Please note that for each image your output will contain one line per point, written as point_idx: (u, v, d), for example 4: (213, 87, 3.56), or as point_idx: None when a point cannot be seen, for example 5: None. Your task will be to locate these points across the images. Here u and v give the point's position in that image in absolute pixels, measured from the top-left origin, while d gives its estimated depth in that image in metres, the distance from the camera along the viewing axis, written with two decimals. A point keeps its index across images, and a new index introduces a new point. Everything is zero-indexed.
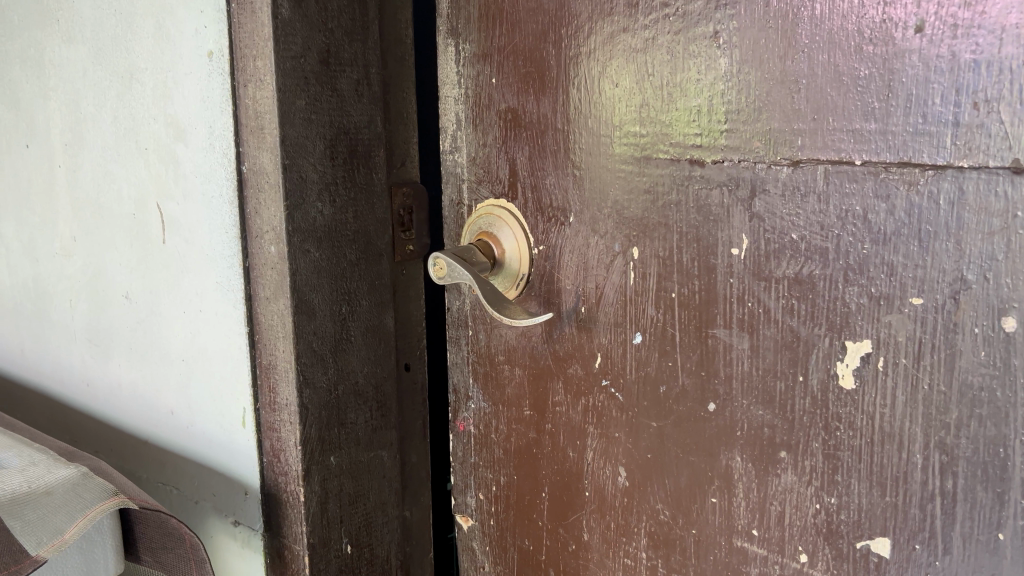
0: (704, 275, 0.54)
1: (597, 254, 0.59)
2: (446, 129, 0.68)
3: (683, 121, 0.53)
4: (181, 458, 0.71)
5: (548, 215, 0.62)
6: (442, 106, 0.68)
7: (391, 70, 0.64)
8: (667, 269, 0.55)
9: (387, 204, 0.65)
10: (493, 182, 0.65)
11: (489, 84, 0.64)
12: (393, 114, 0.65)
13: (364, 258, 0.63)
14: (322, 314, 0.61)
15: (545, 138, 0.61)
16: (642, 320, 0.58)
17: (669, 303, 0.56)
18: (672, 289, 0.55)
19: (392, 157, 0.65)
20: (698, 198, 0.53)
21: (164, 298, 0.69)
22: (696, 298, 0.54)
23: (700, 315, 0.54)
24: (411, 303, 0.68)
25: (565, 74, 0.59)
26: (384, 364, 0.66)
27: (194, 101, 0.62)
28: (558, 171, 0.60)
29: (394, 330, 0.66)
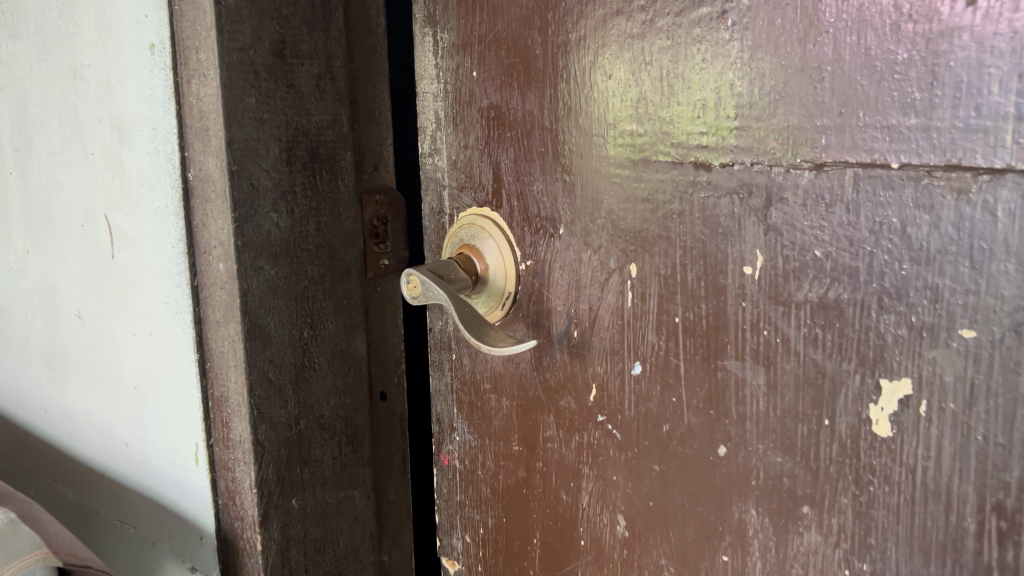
0: (712, 296, 0.46)
1: (592, 270, 0.52)
2: (425, 129, 0.61)
3: (686, 117, 0.45)
4: (135, 494, 0.64)
5: (536, 226, 0.54)
6: (419, 103, 0.61)
7: (360, 65, 0.57)
8: (669, 290, 0.48)
9: (357, 214, 0.57)
10: (475, 189, 0.58)
11: (470, 77, 0.56)
12: (363, 113, 0.57)
13: (329, 275, 0.55)
14: (280, 340, 0.53)
15: (532, 139, 0.53)
16: (642, 348, 0.50)
17: (673, 328, 0.48)
18: (676, 313, 0.48)
19: (363, 162, 0.57)
20: (705, 207, 0.45)
21: (115, 319, 0.62)
22: (703, 324, 0.46)
23: (707, 344, 0.46)
24: (388, 324, 0.60)
25: (553, 66, 0.51)
26: (355, 394, 0.58)
27: (137, 101, 0.55)
28: (546, 177, 0.53)
29: (366, 354, 0.59)
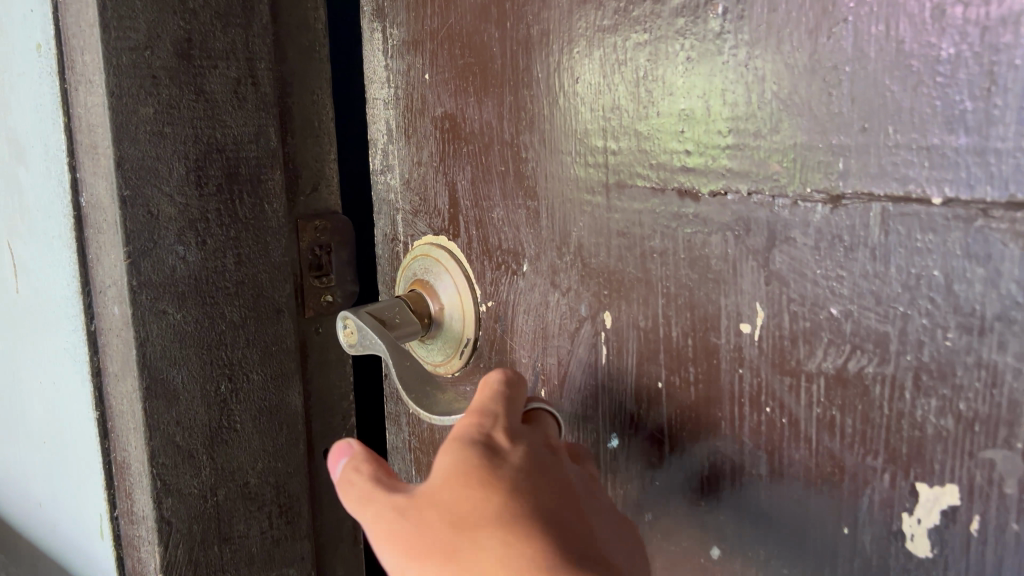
0: (701, 358, 0.36)
1: (559, 317, 0.42)
2: (376, 143, 0.52)
3: (667, 131, 0.35)
4: (79, 534, 0.61)
5: (496, 260, 0.44)
6: (370, 111, 0.52)
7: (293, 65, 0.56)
8: (649, 348, 0.38)
9: (279, 226, 0.55)
10: (430, 214, 0.48)
11: (422, 82, 0.47)
12: (299, 128, 0.58)
13: (238, 317, 0.54)
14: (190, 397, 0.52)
15: (490, 155, 0.44)
16: (619, 415, 0.41)
17: (655, 394, 0.39)
18: (657, 377, 0.38)
19: (298, 175, 0.58)
20: (691, 246, 0.35)
21: (45, 349, 0.58)
22: (690, 393, 0.37)
23: (696, 417, 0.37)
24: (319, 364, 0.61)
25: (512, 68, 0.42)
26: (266, 444, 0.57)
27: (54, 118, 0.51)
28: (506, 202, 0.43)
29: (278, 403, 0.57)
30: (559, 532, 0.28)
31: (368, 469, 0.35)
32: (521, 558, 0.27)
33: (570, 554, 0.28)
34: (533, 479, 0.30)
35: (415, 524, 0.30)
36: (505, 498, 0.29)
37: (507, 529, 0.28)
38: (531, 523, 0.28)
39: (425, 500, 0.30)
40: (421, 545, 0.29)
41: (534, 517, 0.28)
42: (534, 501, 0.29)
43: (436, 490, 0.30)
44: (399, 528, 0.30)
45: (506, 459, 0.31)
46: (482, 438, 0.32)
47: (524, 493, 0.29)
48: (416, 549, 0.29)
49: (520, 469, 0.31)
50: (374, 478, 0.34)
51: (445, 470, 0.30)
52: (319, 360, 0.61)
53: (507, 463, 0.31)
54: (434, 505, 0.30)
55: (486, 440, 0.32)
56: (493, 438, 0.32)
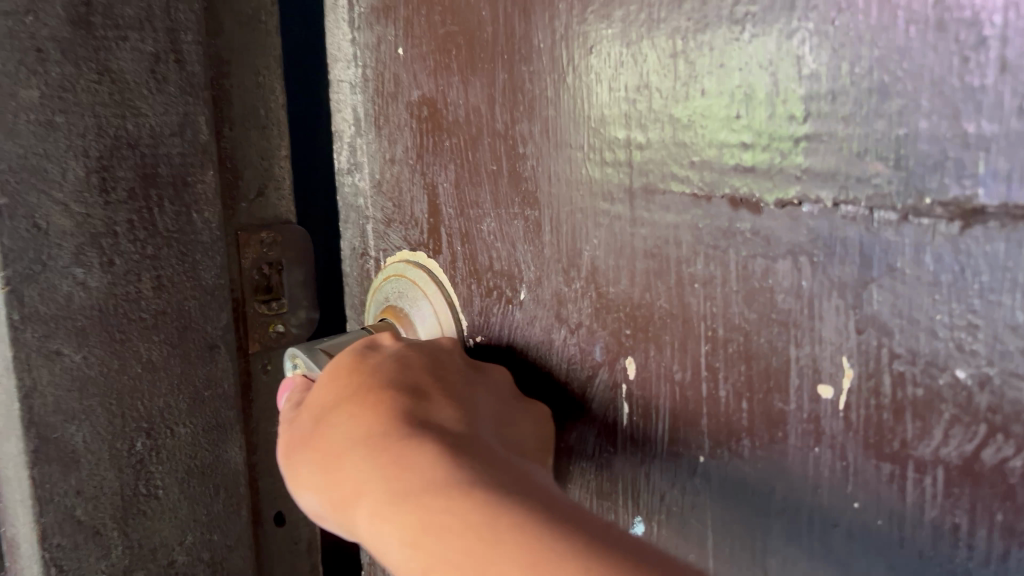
0: (760, 428, 0.26)
1: (563, 362, 0.32)
2: (340, 136, 0.41)
3: (715, 117, 0.26)
4: None
5: (487, 285, 0.33)
6: (332, 96, 0.41)
7: (234, 41, 0.56)
8: (686, 409, 0.28)
9: (210, 241, 0.54)
10: (405, 223, 0.37)
11: (388, 57, 0.36)
12: (240, 124, 0.57)
13: (157, 353, 0.52)
14: (91, 462, 0.50)
15: (477, 150, 0.32)
16: (646, 499, 0.30)
17: (694, 472, 0.29)
18: (695, 448, 0.28)
19: (240, 172, 0.57)
20: (749, 274, 0.26)
21: None
22: (741, 472, 0.27)
23: (747, 504, 0.27)
24: (270, 406, 0.62)
25: (508, 35, 0.30)
26: (192, 510, 0.56)
27: None
28: (500, 210, 0.32)
29: (212, 460, 0.57)
30: (421, 405, 0.28)
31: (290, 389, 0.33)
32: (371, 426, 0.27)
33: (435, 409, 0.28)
34: (408, 359, 0.31)
35: (291, 421, 0.31)
36: (373, 377, 0.29)
37: (365, 399, 0.28)
38: (387, 392, 0.28)
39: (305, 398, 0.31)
40: (291, 446, 0.29)
41: (394, 385, 0.29)
42: (401, 375, 0.29)
43: (314, 387, 0.31)
44: (285, 434, 0.30)
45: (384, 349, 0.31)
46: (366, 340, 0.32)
47: (385, 375, 0.29)
48: (288, 444, 0.30)
49: (388, 358, 0.31)
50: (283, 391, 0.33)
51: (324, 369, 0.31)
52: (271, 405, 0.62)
53: (385, 348, 0.31)
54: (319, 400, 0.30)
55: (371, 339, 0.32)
56: (379, 338, 0.33)
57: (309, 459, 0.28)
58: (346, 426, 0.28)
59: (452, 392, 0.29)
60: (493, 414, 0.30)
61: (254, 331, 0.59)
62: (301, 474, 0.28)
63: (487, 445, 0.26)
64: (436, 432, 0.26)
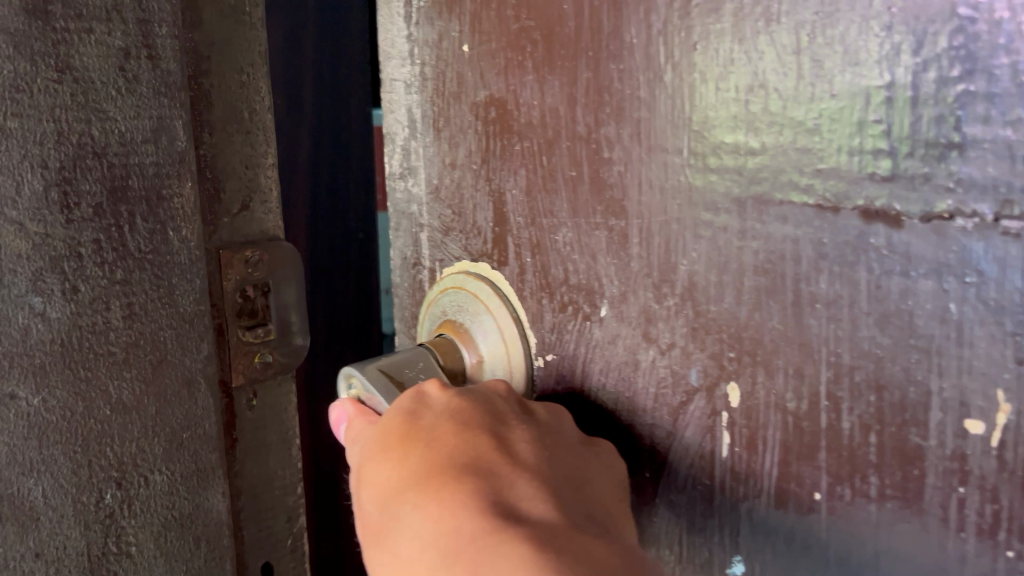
0: (890, 466, 0.24)
1: (652, 386, 0.28)
2: (395, 139, 0.38)
3: (846, 121, 0.24)
4: None
5: (560, 300, 0.29)
6: (385, 94, 0.38)
7: (214, 32, 0.47)
8: (800, 439, 0.26)
9: (190, 261, 0.39)
10: (466, 233, 0.35)
11: (446, 54, 0.33)
12: (225, 130, 0.49)
13: (131, 394, 0.38)
14: (58, 527, 0.36)
15: (554, 156, 0.29)
16: (744, 536, 0.28)
17: (806, 507, 0.26)
18: (809, 482, 0.26)
19: (220, 182, 0.48)
20: (881, 295, 0.24)
21: None
22: (868, 510, 0.25)
23: (873, 545, 0.25)
24: (254, 446, 0.51)
25: (594, 30, 0.28)
26: (172, 571, 0.40)
27: None
28: (579, 220, 0.28)
29: (193, 509, 0.41)
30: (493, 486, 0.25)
31: None
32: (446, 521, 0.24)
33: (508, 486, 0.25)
34: (461, 420, 0.28)
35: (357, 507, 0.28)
36: (428, 449, 0.27)
37: (430, 483, 0.26)
38: (453, 474, 0.26)
39: (356, 470, 0.28)
40: (364, 539, 0.27)
41: (459, 465, 0.26)
42: (460, 447, 0.27)
43: (362, 462, 0.28)
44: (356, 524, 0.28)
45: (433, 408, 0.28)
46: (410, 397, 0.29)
47: (445, 451, 0.27)
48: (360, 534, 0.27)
49: (442, 423, 0.28)
50: None
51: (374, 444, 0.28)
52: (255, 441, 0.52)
53: (434, 403, 0.29)
54: (379, 486, 0.27)
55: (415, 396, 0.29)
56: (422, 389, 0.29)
57: (384, 559, 0.26)
58: (416, 522, 0.25)
59: (518, 461, 0.27)
60: (566, 477, 0.27)
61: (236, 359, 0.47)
62: (377, 573, 0.26)
63: (573, 531, 0.24)
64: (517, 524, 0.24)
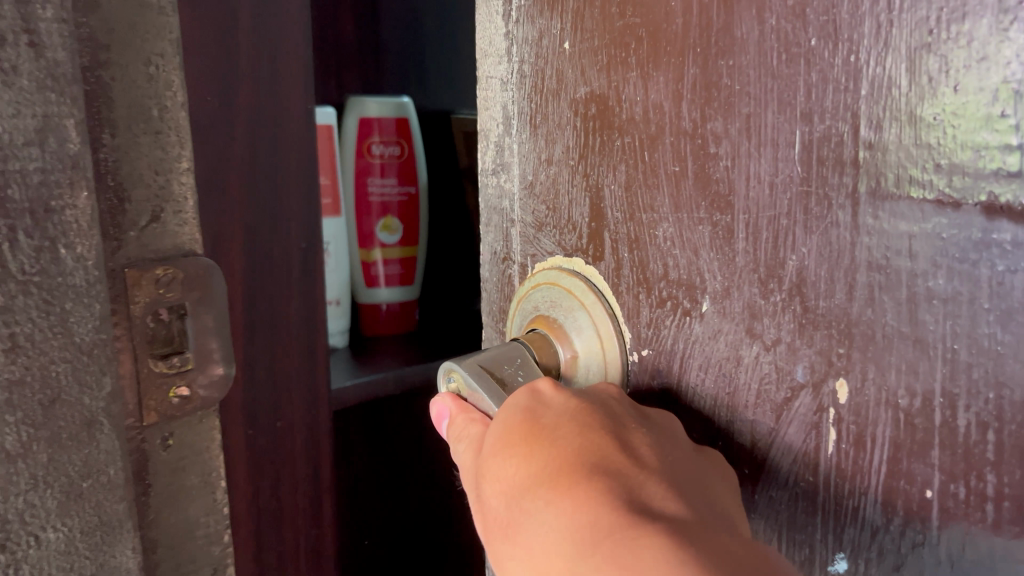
0: (1010, 463, 0.23)
1: (755, 383, 0.29)
2: (489, 134, 0.41)
3: (969, 114, 0.22)
4: None
5: (660, 295, 0.32)
6: (481, 93, 0.41)
7: (113, 20, 0.40)
8: (905, 438, 0.25)
9: (85, 284, 0.37)
10: (560, 228, 0.37)
11: (555, 52, 0.35)
12: (126, 129, 0.42)
13: (16, 440, 0.35)
14: None
15: (657, 151, 0.31)
16: (850, 531, 0.28)
17: (917, 508, 0.25)
18: (915, 481, 0.25)
19: (126, 192, 0.42)
20: (1008, 294, 0.22)
21: None
22: (982, 512, 0.24)
23: (987, 548, 0.24)
24: (172, 491, 0.46)
25: (702, 27, 0.28)
26: None
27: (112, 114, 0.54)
28: (680, 215, 0.31)
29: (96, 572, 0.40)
30: (625, 487, 0.25)
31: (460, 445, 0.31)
32: (585, 523, 0.24)
33: (639, 487, 0.25)
34: (582, 422, 0.27)
35: (485, 505, 0.28)
36: (554, 450, 0.27)
37: (561, 485, 0.25)
38: (583, 476, 0.25)
39: (480, 467, 0.28)
40: (498, 533, 0.27)
41: (588, 469, 0.26)
42: (584, 448, 0.26)
43: (488, 462, 0.28)
44: (487, 520, 0.28)
45: (553, 408, 0.28)
46: (525, 397, 0.29)
47: (573, 453, 0.26)
48: (492, 531, 0.27)
49: (564, 424, 0.27)
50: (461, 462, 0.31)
51: (497, 447, 0.28)
52: (177, 480, 0.47)
53: (551, 403, 0.28)
54: (510, 487, 0.27)
55: (529, 395, 0.29)
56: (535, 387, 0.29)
57: (524, 557, 0.26)
58: (553, 523, 0.25)
59: (642, 461, 0.26)
60: (690, 476, 0.26)
61: (148, 400, 0.44)
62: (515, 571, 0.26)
63: (708, 527, 0.24)
64: (653, 527, 0.23)
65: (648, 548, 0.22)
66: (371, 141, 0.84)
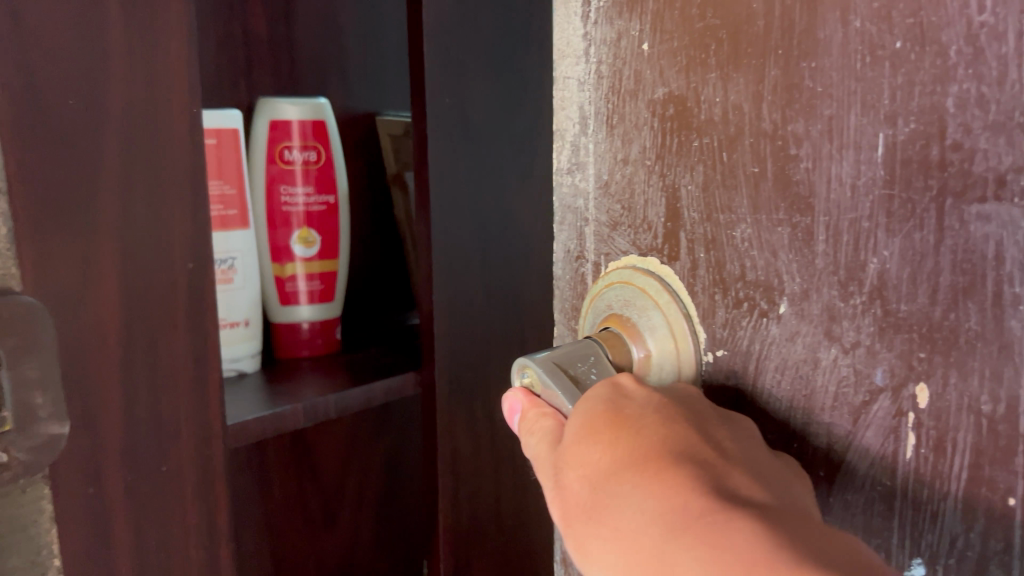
0: None
1: (832, 385, 0.29)
2: (564, 134, 0.42)
3: None
4: None
5: (736, 296, 0.32)
6: (557, 93, 0.42)
7: None
8: (987, 445, 0.25)
9: None
10: (635, 227, 0.37)
11: (636, 52, 0.35)
12: None
13: None
14: None
15: (736, 151, 0.31)
16: (929, 535, 0.27)
17: (998, 514, 0.25)
18: (999, 489, 0.25)
19: None
20: None
21: None
22: None
23: None
24: None
25: (783, 31, 0.29)
26: None
27: None
28: (759, 216, 0.30)
29: None
30: (711, 472, 0.25)
31: (536, 430, 0.31)
32: (668, 500, 0.24)
33: (725, 476, 0.25)
34: (667, 417, 0.28)
35: (559, 487, 0.28)
36: (639, 435, 0.27)
37: (645, 466, 0.26)
38: (668, 459, 0.26)
39: (560, 454, 0.29)
40: (571, 512, 0.27)
41: (674, 454, 0.26)
42: (671, 436, 0.27)
43: (568, 445, 0.28)
44: (558, 501, 0.28)
45: (637, 402, 0.28)
46: (610, 391, 0.29)
47: (657, 440, 0.27)
48: (564, 512, 0.27)
49: (650, 416, 0.28)
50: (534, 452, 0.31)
51: (579, 430, 0.28)
52: None
53: (635, 396, 0.29)
54: (589, 466, 0.27)
55: (614, 389, 0.29)
56: (619, 384, 0.30)
57: (597, 532, 0.26)
58: (632, 498, 0.25)
59: (728, 454, 0.26)
60: (771, 477, 0.26)
61: None
62: (585, 547, 0.26)
63: (794, 515, 0.24)
64: (740, 506, 0.23)
65: (750, 520, 0.22)
66: (286, 143, 0.50)
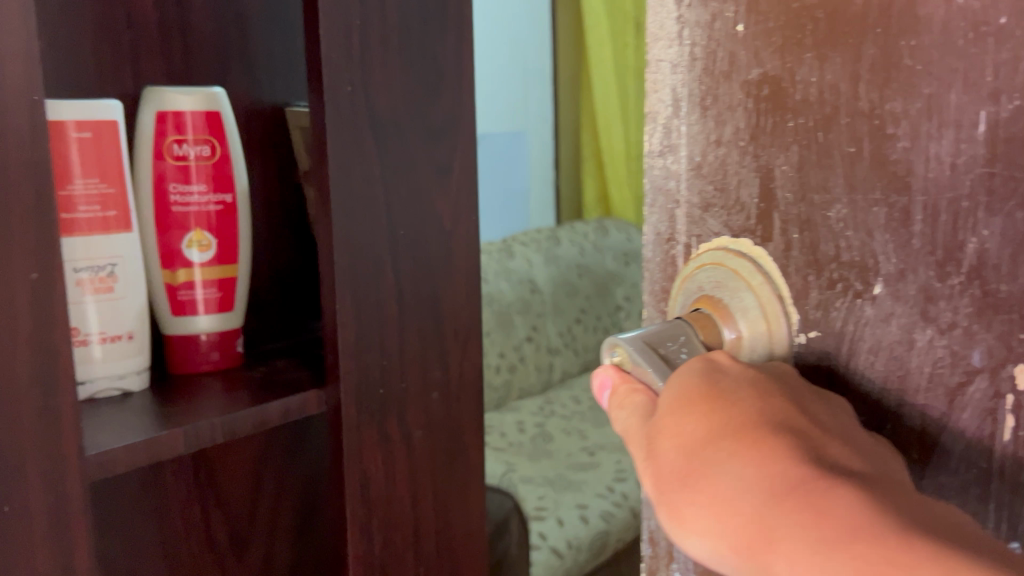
0: None
1: (928, 366, 0.29)
2: (655, 116, 0.42)
3: None
4: None
5: (830, 277, 0.32)
6: (649, 75, 0.42)
7: None
8: None
9: None
10: (727, 208, 0.37)
11: (730, 34, 0.36)
12: None
13: None
14: None
15: (833, 131, 0.31)
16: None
17: None
18: None
19: None
20: None
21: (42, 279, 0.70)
22: None
23: None
24: None
25: (881, 9, 0.28)
26: None
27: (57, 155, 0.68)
28: (855, 196, 0.30)
29: None
30: (815, 446, 0.25)
31: (629, 403, 0.32)
32: (774, 471, 0.25)
33: (826, 450, 0.26)
34: (765, 390, 0.28)
35: (651, 453, 0.29)
36: (742, 405, 0.27)
37: (747, 435, 0.26)
38: (771, 431, 0.26)
39: (654, 422, 0.29)
40: (664, 475, 0.28)
41: (776, 426, 0.26)
42: (771, 408, 0.27)
43: (664, 412, 0.29)
44: (650, 466, 0.29)
45: (733, 374, 0.29)
46: (706, 364, 0.30)
47: (758, 411, 0.27)
48: (656, 475, 0.28)
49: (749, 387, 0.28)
50: (624, 423, 0.32)
51: (675, 398, 0.29)
52: None
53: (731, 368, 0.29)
54: (684, 432, 0.27)
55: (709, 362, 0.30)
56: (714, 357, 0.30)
57: (695, 497, 0.26)
58: (735, 466, 0.26)
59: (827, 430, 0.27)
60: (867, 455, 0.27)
61: None
62: (681, 510, 0.26)
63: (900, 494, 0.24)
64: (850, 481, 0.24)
65: (858, 495, 0.23)
66: (177, 143, 0.70)
